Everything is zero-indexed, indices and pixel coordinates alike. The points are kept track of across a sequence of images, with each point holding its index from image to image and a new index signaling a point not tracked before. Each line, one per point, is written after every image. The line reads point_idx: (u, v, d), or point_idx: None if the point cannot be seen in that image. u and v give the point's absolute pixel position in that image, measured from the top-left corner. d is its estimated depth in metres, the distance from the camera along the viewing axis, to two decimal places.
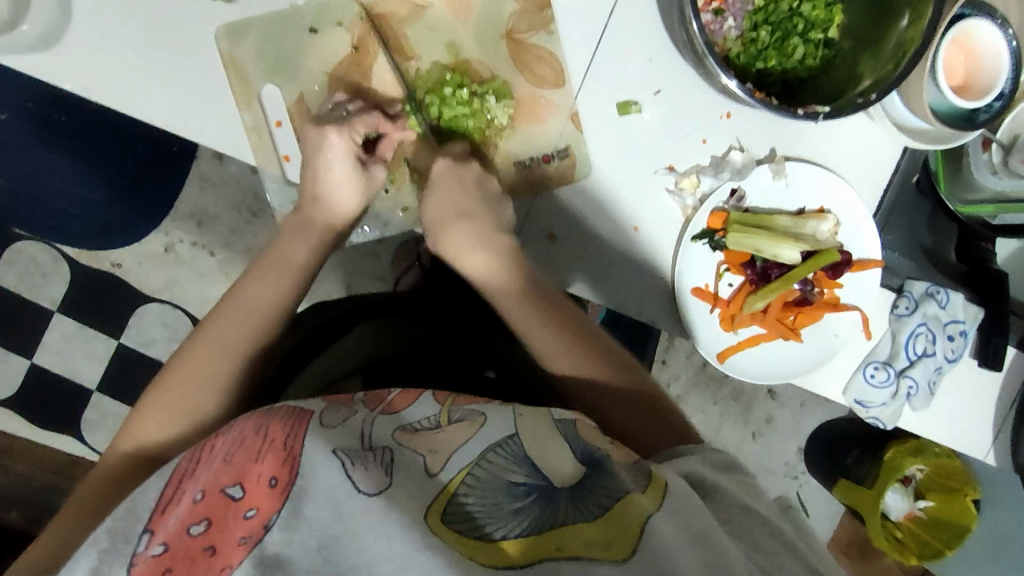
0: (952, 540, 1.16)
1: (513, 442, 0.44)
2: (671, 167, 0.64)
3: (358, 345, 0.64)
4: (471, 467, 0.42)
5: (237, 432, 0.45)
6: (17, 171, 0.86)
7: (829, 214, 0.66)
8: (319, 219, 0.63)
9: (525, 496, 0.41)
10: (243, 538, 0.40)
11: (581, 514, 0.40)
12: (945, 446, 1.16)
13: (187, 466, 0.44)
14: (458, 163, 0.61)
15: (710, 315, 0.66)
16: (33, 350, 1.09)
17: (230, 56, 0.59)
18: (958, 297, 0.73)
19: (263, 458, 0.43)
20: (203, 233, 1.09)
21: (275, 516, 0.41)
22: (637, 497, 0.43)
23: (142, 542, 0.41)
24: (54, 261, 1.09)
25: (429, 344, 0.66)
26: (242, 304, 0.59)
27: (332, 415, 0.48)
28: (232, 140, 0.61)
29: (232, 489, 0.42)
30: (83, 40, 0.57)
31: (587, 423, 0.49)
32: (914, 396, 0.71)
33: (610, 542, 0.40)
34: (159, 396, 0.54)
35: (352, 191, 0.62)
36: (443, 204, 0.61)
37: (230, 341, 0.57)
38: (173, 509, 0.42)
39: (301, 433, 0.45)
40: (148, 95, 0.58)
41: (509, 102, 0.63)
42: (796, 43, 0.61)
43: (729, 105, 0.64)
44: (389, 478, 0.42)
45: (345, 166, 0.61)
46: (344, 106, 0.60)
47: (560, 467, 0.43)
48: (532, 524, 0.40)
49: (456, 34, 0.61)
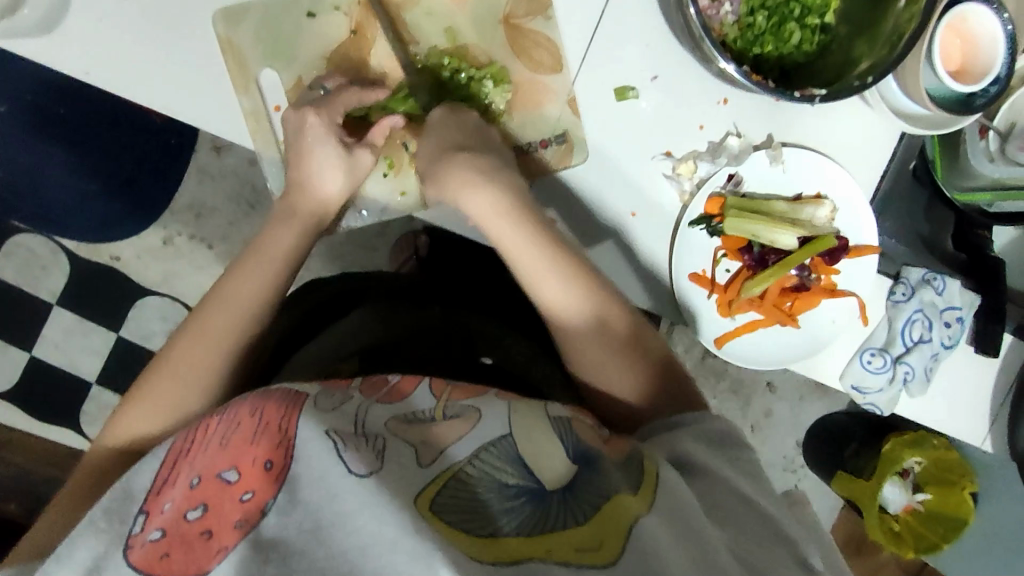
0: (949, 533, 1.16)
1: (506, 440, 0.45)
2: (668, 152, 0.64)
3: (359, 326, 0.65)
4: (463, 466, 0.43)
5: (232, 414, 0.46)
6: (17, 162, 0.91)
7: (826, 200, 0.66)
8: (303, 206, 0.62)
9: (515, 497, 0.42)
10: (239, 522, 0.41)
11: (570, 518, 0.41)
12: (943, 438, 1.15)
13: (182, 447, 0.46)
14: (454, 110, 0.61)
15: (707, 301, 0.67)
16: (32, 342, 1.09)
17: (228, 40, 0.59)
18: (955, 284, 0.74)
19: (256, 441, 0.44)
20: (201, 226, 1.09)
21: (270, 500, 0.41)
22: (629, 498, 0.43)
23: (136, 524, 0.42)
24: (53, 253, 1.09)
25: (424, 330, 0.65)
26: (232, 294, 0.59)
27: (327, 399, 0.48)
28: (230, 125, 0.61)
29: (227, 472, 0.43)
30: (83, 25, 0.57)
31: (581, 421, 0.51)
32: (911, 382, 0.71)
33: (599, 543, 0.40)
34: (149, 390, 0.55)
35: (338, 175, 0.61)
36: (444, 143, 0.59)
37: (220, 334, 0.57)
38: (169, 491, 0.43)
39: (296, 415, 0.45)
40: (147, 80, 0.59)
41: (507, 87, 0.63)
42: (793, 28, 0.61)
43: (726, 90, 0.64)
44: (380, 462, 0.43)
45: (330, 150, 0.60)
46: (322, 87, 0.61)
47: (551, 468, 0.44)
48: (522, 525, 0.40)
49: (454, 19, 0.61)
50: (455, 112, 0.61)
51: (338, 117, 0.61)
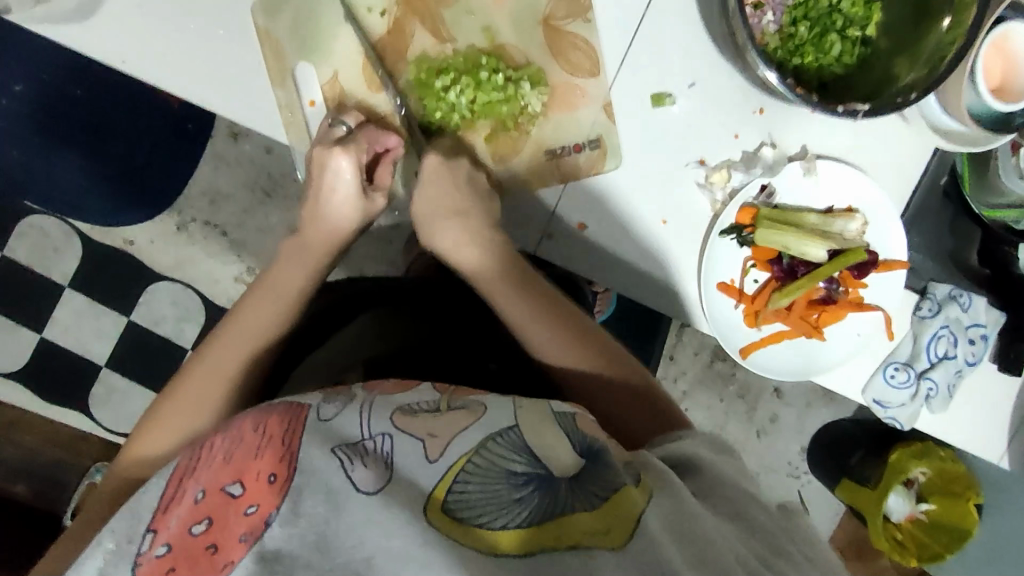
0: (953, 543, 1.15)
1: (513, 432, 0.43)
2: (702, 160, 0.64)
3: (359, 337, 0.63)
4: (471, 455, 0.41)
5: (236, 430, 0.44)
6: (11, 157, 0.90)
7: (858, 213, 0.66)
8: (320, 243, 0.63)
9: (525, 485, 0.40)
10: (244, 534, 0.39)
11: (581, 503, 0.40)
12: (949, 449, 1.16)
13: (187, 464, 0.44)
14: (448, 159, 0.61)
15: (734, 311, 0.67)
16: (42, 324, 1.09)
17: (264, 30, 0.58)
18: (982, 300, 0.74)
19: (262, 454, 0.42)
20: (216, 212, 1.09)
21: (275, 511, 0.39)
22: (634, 491, 0.43)
23: (143, 543, 0.41)
24: (67, 236, 1.08)
25: (431, 344, 0.64)
26: (207, 369, 0.56)
27: (329, 405, 0.46)
28: (263, 115, 0.60)
29: (233, 486, 0.41)
30: (119, 12, 0.56)
31: (584, 416, 0.48)
32: (932, 398, 0.71)
33: (609, 528, 0.40)
34: (156, 420, 0.54)
35: (352, 211, 0.62)
36: (432, 199, 0.62)
37: (228, 359, 0.57)
38: (176, 508, 0.41)
39: (299, 429, 0.44)
40: (181, 66, 0.58)
41: (543, 88, 0.62)
42: (833, 39, 0.60)
43: (762, 100, 0.63)
44: (389, 472, 0.41)
45: (350, 188, 0.61)
46: (343, 123, 0.60)
47: (559, 455, 0.42)
48: (535, 514, 0.39)
49: (493, 18, 0.61)
50: (449, 157, 0.61)
51: (363, 154, 0.60)
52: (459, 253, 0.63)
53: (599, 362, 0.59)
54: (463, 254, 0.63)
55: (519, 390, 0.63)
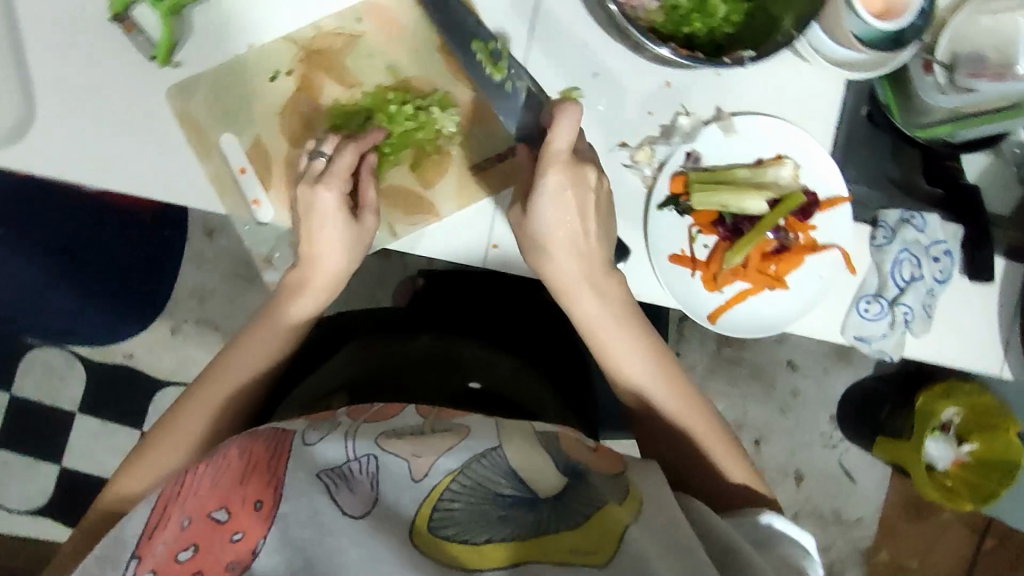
0: (1004, 479, 1.08)
1: (497, 453, 0.45)
2: (623, 143, 0.66)
3: (340, 364, 0.67)
4: (458, 476, 0.43)
5: (221, 458, 0.45)
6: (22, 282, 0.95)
7: (787, 159, 0.67)
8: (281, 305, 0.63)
9: (510, 505, 0.42)
10: (232, 563, 0.41)
11: (563, 522, 0.42)
12: (974, 383, 1.12)
13: (171, 490, 0.45)
14: (571, 175, 0.58)
15: (692, 279, 0.67)
16: (60, 454, 1.11)
17: (183, 113, 0.62)
18: (936, 218, 0.74)
19: (246, 481, 0.43)
20: (206, 308, 1.12)
21: (261, 541, 0.41)
22: (618, 509, 0.44)
23: (129, 569, 0.42)
24: (69, 363, 1.11)
25: (402, 368, 0.66)
26: (183, 413, 0.58)
27: (315, 430, 0.47)
28: (198, 192, 0.63)
29: (219, 512, 0.42)
30: (48, 130, 0.60)
31: (569, 436, 0.50)
32: (912, 322, 0.71)
33: (593, 548, 0.41)
34: (144, 452, 0.57)
35: (332, 246, 0.62)
36: (557, 216, 0.60)
37: (211, 404, 0.59)
38: (161, 535, 0.43)
39: (284, 457, 0.45)
40: (116, 167, 0.62)
41: (454, 110, 0.65)
42: (716, 3, 0.63)
43: (666, 73, 0.66)
44: (375, 496, 0.43)
45: (338, 221, 0.61)
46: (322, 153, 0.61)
47: (545, 478, 0.44)
48: (517, 533, 0.41)
49: (394, 57, 0.65)
50: (570, 169, 0.59)
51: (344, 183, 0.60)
52: (624, 351, 0.62)
53: (723, 449, 0.61)
54: (628, 359, 0.62)
55: (494, 410, 0.66)
